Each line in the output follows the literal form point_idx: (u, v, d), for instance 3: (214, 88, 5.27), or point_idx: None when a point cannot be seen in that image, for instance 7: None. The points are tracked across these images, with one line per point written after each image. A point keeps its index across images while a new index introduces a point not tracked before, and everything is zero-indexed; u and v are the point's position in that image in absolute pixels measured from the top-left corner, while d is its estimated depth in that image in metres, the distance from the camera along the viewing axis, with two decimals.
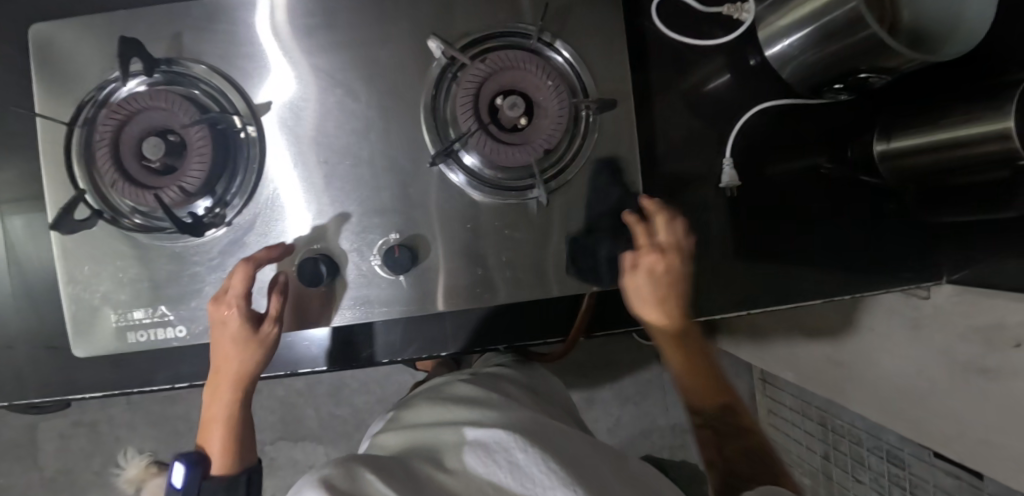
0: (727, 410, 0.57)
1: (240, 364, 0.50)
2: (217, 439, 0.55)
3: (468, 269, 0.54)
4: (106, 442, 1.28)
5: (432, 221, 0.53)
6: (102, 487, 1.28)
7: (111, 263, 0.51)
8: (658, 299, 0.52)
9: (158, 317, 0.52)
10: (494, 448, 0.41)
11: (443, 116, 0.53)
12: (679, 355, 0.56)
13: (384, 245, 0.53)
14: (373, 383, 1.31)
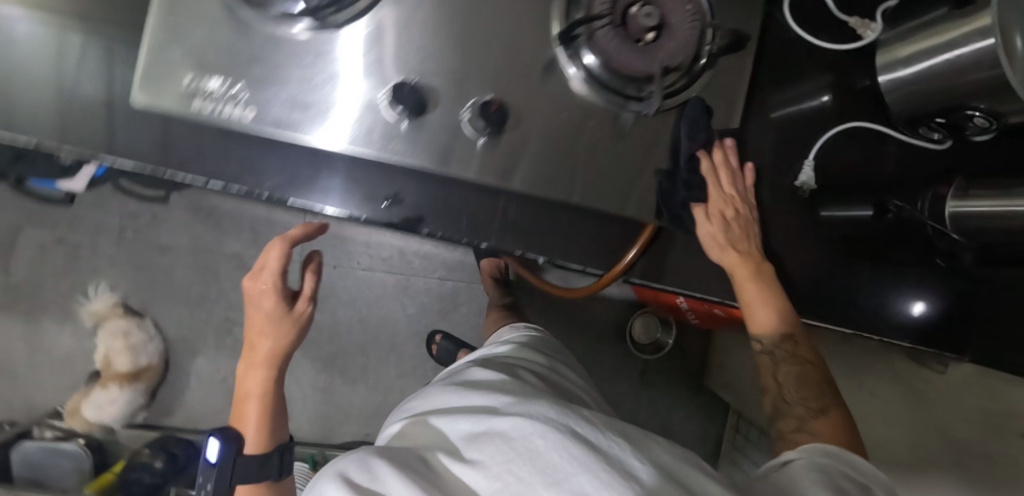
0: (826, 424, 0.50)
1: (273, 333, 0.65)
2: (250, 414, 0.69)
3: (541, 156, 0.54)
4: (82, 269, 1.25)
5: (524, 98, 0.53)
6: (62, 313, 1.25)
7: (201, 20, 0.46)
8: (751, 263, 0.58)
9: (238, 94, 0.48)
10: (506, 438, 0.36)
11: (574, 11, 0.53)
12: (767, 319, 0.56)
13: (471, 104, 0.52)
14: (359, 301, 1.29)
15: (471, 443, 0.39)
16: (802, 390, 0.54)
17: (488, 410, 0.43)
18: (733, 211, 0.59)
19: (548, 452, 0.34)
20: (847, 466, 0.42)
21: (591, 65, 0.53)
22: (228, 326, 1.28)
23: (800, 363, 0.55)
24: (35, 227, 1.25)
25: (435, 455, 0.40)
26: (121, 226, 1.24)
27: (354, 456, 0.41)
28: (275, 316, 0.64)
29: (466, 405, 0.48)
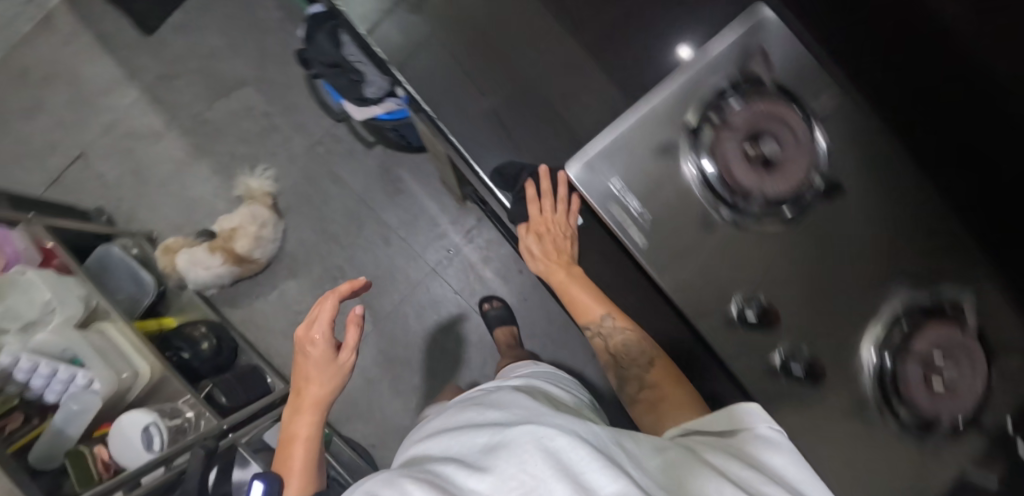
0: (661, 377, 0.59)
1: (319, 383, 0.75)
2: (298, 451, 0.74)
3: (804, 437, 0.49)
4: (263, 146, 1.33)
5: (833, 372, 0.49)
6: (223, 166, 1.33)
7: (635, 145, 0.52)
8: (548, 255, 0.66)
9: (641, 221, 0.51)
10: (512, 450, 0.39)
11: (898, 326, 0.48)
12: (586, 307, 0.64)
13: (797, 341, 0.50)
14: (451, 333, 1.29)
15: (491, 457, 0.41)
16: (625, 345, 0.62)
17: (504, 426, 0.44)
18: (547, 229, 0.64)
19: (546, 456, 0.37)
20: (721, 423, 0.51)
21: (884, 373, 0.48)
22: (333, 273, 1.29)
23: (653, 364, 0.60)
24: (257, 92, 1.36)
25: (454, 471, 0.41)
26: (318, 138, 1.32)
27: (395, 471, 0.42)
28: (323, 360, 0.75)
29: (470, 432, 0.49)
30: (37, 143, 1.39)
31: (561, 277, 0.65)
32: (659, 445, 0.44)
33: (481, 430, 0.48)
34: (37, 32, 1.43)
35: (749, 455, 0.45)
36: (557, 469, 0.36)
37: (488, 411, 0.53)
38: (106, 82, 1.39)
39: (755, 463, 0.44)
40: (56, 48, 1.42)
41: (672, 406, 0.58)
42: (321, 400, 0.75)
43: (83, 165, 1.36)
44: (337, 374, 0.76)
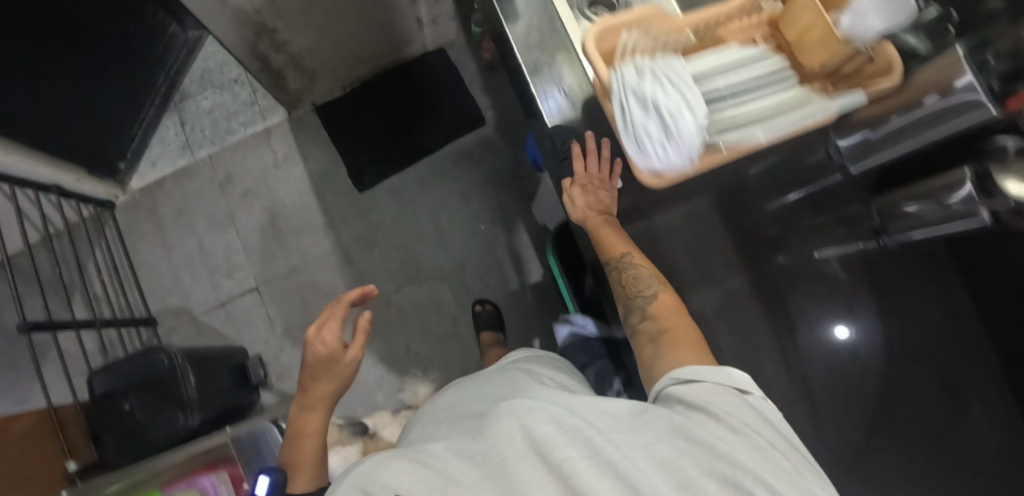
0: (661, 304, 0.68)
1: (325, 387, 0.87)
2: (308, 455, 0.86)
3: None
4: (440, 351, 1.31)
5: None
6: (395, 357, 1.30)
7: None
8: (601, 223, 0.75)
9: None
10: (504, 425, 0.52)
11: None
12: (616, 243, 0.73)
13: None
14: None
15: (486, 429, 0.54)
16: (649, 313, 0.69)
17: (490, 417, 0.55)
18: (589, 185, 0.75)
19: (537, 433, 0.49)
20: (683, 374, 0.57)
21: None
22: None
23: (660, 289, 0.70)
24: (448, 290, 1.34)
25: (446, 453, 0.55)
26: None
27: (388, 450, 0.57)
28: (328, 359, 0.86)
29: (476, 408, 0.64)
30: (216, 259, 1.35)
31: (599, 223, 0.75)
32: (615, 402, 0.54)
33: (475, 416, 0.60)
34: (253, 144, 1.42)
35: (694, 398, 0.53)
36: (540, 457, 0.48)
37: (491, 391, 0.67)
38: (304, 223, 1.37)
39: (698, 396, 0.53)
40: (266, 167, 1.40)
41: (672, 337, 0.64)
42: (330, 395, 0.87)
43: (254, 299, 1.33)
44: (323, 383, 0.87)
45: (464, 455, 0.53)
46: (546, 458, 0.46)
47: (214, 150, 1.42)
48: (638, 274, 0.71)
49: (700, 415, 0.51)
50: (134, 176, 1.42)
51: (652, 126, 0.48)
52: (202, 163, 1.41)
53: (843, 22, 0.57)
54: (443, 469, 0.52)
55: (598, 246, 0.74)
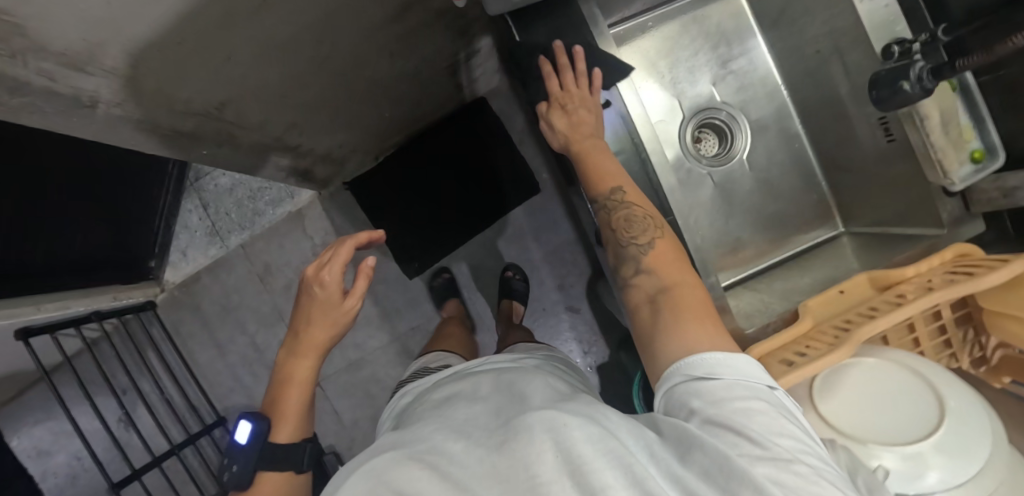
0: (665, 263, 0.53)
1: (315, 336, 0.62)
2: (291, 400, 0.63)
3: None
4: None
5: None
6: None
7: None
8: (586, 137, 0.62)
9: None
10: (516, 440, 0.36)
11: None
12: (605, 177, 0.59)
13: None
14: None
15: (495, 440, 0.38)
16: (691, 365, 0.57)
17: (480, 443, 0.38)
18: (573, 105, 0.63)
19: (561, 442, 0.34)
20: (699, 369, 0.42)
21: None
22: None
23: (661, 236, 0.55)
24: None
25: (457, 451, 0.38)
26: None
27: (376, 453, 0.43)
28: (326, 306, 0.61)
29: (453, 413, 0.47)
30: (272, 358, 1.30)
31: (582, 141, 0.62)
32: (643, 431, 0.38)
33: (450, 427, 0.43)
34: (287, 228, 1.29)
35: (716, 405, 0.38)
36: (571, 468, 0.32)
37: (473, 396, 0.50)
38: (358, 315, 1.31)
39: (724, 399, 0.38)
40: (306, 255, 1.29)
41: (679, 296, 0.49)
42: (329, 331, 0.62)
43: (319, 395, 1.32)
44: (332, 290, 0.60)
45: (461, 469, 0.36)
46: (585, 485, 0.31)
47: (245, 238, 1.30)
48: (638, 219, 0.56)
49: (732, 433, 0.36)
50: (167, 269, 1.30)
51: None
52: (236, 254, 1.30)
53: None
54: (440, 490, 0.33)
55: (586, 185, 0.61)
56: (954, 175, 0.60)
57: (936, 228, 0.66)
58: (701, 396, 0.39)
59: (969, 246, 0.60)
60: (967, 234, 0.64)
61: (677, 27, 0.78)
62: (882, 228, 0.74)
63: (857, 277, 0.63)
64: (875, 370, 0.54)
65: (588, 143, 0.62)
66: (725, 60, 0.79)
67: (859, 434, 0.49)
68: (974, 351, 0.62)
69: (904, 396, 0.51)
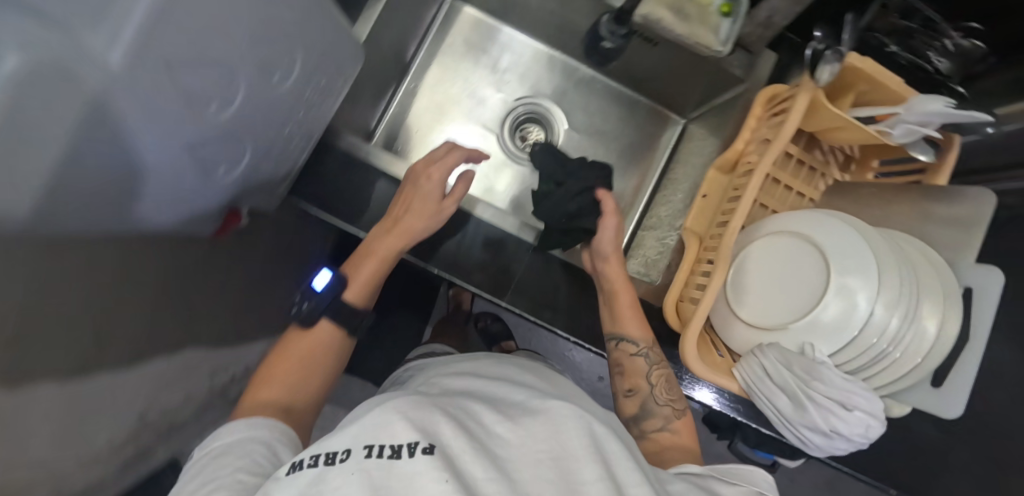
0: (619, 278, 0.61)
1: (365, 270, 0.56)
2: (294, 358, 0.51)
3: None
4: None
5: None
6: None
7: None
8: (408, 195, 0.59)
9: None
10: (546, 420, 0.38)
11: None
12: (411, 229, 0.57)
13: None
14: None
15: (523, 413, 0.39)
16: (668, 389, 0.57)
17: (499, 411, 0.39)
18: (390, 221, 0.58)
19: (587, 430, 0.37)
20: (713, 471, 0.45)
21: None
22: None
23: (614, 254, 0.62)
24: None
25: (477, 411, 0.39)
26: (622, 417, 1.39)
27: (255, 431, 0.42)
28: (419, 211, 0.57)
29: (458, 386, 0.46)
30: None
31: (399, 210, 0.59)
32: (516, 394, 0.44)
33: (463, 394, 0.43)
34: None
35: (497, 395, 0.43)
36: (596, 454, 0.35)
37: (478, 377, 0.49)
38: None
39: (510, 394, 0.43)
40: None
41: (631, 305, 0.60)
42: (382, 276, 0.57)
43: None
44: (418, 214, 0.57)
45: (479, 426, 0.36)
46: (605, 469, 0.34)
47: None
48: (604, 263, 0.62)
49: (474, 404, 0.40)
50: None
51: (813, 435, 0.50)
52: None
53: (896, 133, 0.54)
54: (457, 441, 0.32)
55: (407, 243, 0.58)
56: (718, 43, 0.64)
57: (739, 83, 0.69)
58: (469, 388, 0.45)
59: (777, 85, 0.63)
60: (765, 71, 0.68)
61: (437, 72, 0.82)
62: (707, 104, 0.77)
63: (709, 176, 0.66)
64: (765, 248, 0.58)
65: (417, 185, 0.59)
66: (491, 65, 0.83)
67: (763, 323, 0.55)
68: (838, 155, 0.65)
69: (796, 261, 0.55)
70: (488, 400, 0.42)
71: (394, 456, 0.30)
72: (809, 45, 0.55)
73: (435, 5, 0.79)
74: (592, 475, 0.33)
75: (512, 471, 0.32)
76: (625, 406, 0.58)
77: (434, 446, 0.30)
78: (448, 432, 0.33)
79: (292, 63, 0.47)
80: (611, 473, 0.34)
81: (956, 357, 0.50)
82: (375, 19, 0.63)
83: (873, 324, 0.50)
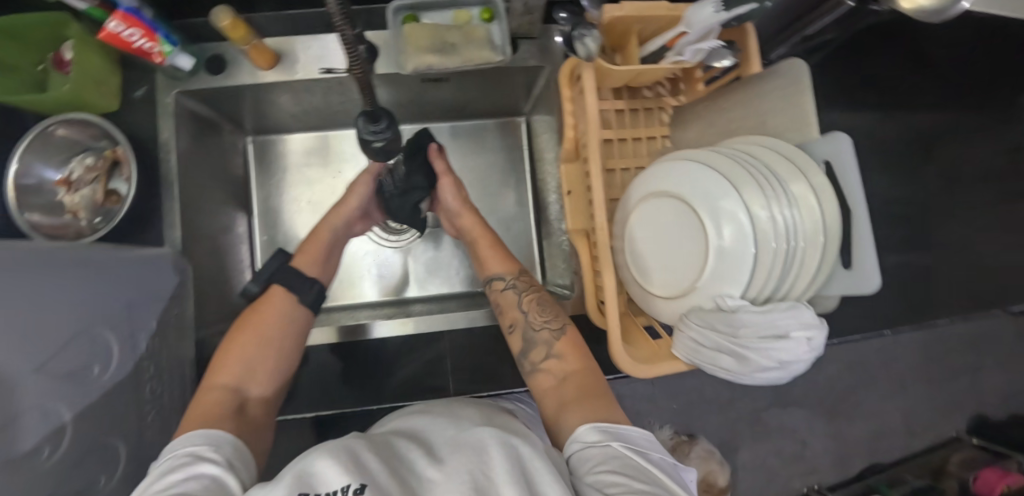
0: (476, 223, 0.64)
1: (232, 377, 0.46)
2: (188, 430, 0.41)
3: None
4: None
5: None
6: None
7: None
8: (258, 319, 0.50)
9: None
10: (467, 450, 0.35)
11: None
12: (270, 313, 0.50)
13: None
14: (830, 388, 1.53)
15: (448, 448, 0.37)
16: (542, 311, 0.54)
17: (429, 456, 0.36)
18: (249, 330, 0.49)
19: (502, 451, 0.34)
20: (593, 432, 0.40)
21: None
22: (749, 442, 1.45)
23: (469, 208, 0.65)
24: None
25: (414, 455, 0.36)
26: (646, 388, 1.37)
27: (197, 445, 0.37)
28: (272, 322, 0.50)
29: (412, 425, 0.44)
30: None
31: (252, 325, 0.49)
32: (448, 427, 0.41)
33: (406, 435, 0.41)
34: None
35: (433, 437, 0.40)
36: (513, 468, 0.33)
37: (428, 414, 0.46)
38: None
39: (442, 430, 0.41)
40: None
41: (489, 244, 0.62)
42: (266, 350, 0.48)
43: None
44: (285, 292, 0.52)
45: (411, 474, 0.34)
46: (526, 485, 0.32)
47: None
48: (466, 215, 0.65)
49: (413, 453, 0.37)
50: None
51: (773, 373, 0.49)
52: None
53: (687, 56, 0.53)
54: (388, 482, 0.33)
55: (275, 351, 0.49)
56: (495, 54, 0.61)
57: (542, 69, 0.68)
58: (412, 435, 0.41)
59: (569, 61, 0.59)
60: (557, 46, 0.66)
61: (279, 214, 0.79)
62: (533, 95, 0.76)
63: (563, 171, 0.64)
64: (644, 215, 0.57)
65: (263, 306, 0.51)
66: (327, 171, 0.80)
67: (678, 290, 0.54)
68: (662, 89, 0.64)
69: (672, 218, 0.55)
70: (426, 439, 0.39)
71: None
72: (558, 31, 0.52)
73: (238, 155, 0.76)
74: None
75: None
76: (510, 343, 0.54)
77: (366, 485, 0.31)
78: (382, 471, 0.33)
79: (106, 341, 0.47)
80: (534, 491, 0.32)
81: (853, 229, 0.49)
82: (181, 221, 0.61)
83: (760, 237, 0.50)
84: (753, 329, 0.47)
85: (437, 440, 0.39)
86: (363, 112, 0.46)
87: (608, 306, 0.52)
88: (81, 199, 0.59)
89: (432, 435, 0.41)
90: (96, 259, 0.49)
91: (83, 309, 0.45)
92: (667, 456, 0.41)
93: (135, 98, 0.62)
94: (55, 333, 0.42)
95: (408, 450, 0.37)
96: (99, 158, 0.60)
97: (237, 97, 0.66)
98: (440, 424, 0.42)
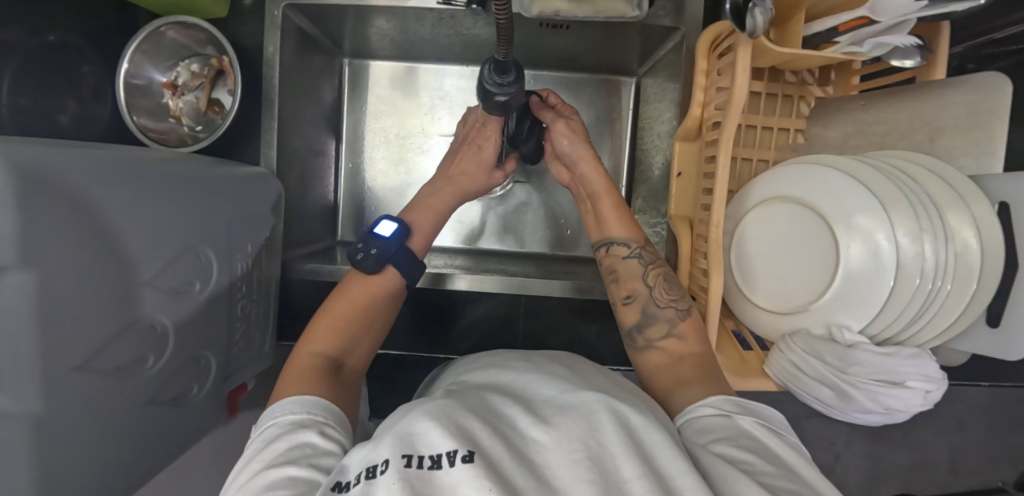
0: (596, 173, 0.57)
1: (321, 345, 0.47)
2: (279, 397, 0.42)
3: None
4: None
5: None
6: None
7: None
8: (354, 298, 0.50)
9: None
10: (575, 415, 0.33)
11: None
12: (363, 295, 0.50)
13: None
14: None
15: (550, 410, 0.35)
16: (669, 289, 0.51)
17: (530, 419, 0.34)
18: (347, 306, 0.49)
19: (616, 424, 0.33)
20: (728, 404, 0.40)
21: None
22: None
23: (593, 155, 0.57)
24: None
25: (515, 416, 0.34)
26: None
27: (295, 414, 0.38)
28: (365, 305, 0.50)
29: (494, 380, 0.41)
30: None
31: (346, 304, 0.49)
32: (543, 386, 0.39)
33: (497, 391, 0.39)
34: None
35: (524, 397, 0.38)
36: (630, 445, 0.31)
37: (511, 368, 0.43)
38: None
39: (536, 391, 0.38)
40: None
41: (612, 202, 0.56)
42: (361, 330, 0.49)
43: None
44: (397, 276, 0.52)
45: (517, 438, 0.32)
46: (650, 467, 0.30)
47: None
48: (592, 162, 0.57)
49: (512, 412, 0.35)
50: None
51: (870, 417, 0.46)
52: None
53: (866, 50, 0.45)
54: (497, 445, 0.30)
55: (359, 332, 0.49)
56: (629, 10, 0.54)
57: (674, 32, 0.61)
58: (502, 392, 0.38)
59: (717, 25, 0.52)
60: (697, 9, 0.59)
61: (364, 141, 0.77)
62: (653, 56, 0.68)
63: (677, 149, 0.59)
64: (762, 216, 0.51)
65: (362, 285, 0.51)
66: (418, 105, 0.77)
67: (784, 308, 0.49)
68: (808, 78, 0.56)
69: (794, 226, 0.49)
70: (520, 399, 0.37)
71: (435, 466, 0.29)
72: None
73: (334, 77, 0.74)
74: (631, 471, 0.29)
75: (548, 479, 0.29)
76: (624, 313, 0.52)
77: (474, 453, 0.29)
78: (485, 433, 0.30)
79: (207, 258, 0.48)
80: (656, 470, 0.30)
81: (1010, 282, 0.43)
82: (277, 142, 0.61)
83: (902, 272, 0.44)
84: (874, 374, 0.43)
85: (534, 402, 0.37)
86: (491, 61, 0.42)
87: (711, 306, 0.50)
88: (184, 105, 0.58)
89: (523, 393, 0.38)
90: (201, 178, 0.49)
91: (193, 229, 0.46)
92: (797, 441, 0.39)
93: (244, 6, 0.60)
94: (165, 248, 0.43)
95: (503, 409, 0.35)
96: (204, 66, 0.59)
97: (342, 17, 0.62)
98: (532, 382, 0.40)
